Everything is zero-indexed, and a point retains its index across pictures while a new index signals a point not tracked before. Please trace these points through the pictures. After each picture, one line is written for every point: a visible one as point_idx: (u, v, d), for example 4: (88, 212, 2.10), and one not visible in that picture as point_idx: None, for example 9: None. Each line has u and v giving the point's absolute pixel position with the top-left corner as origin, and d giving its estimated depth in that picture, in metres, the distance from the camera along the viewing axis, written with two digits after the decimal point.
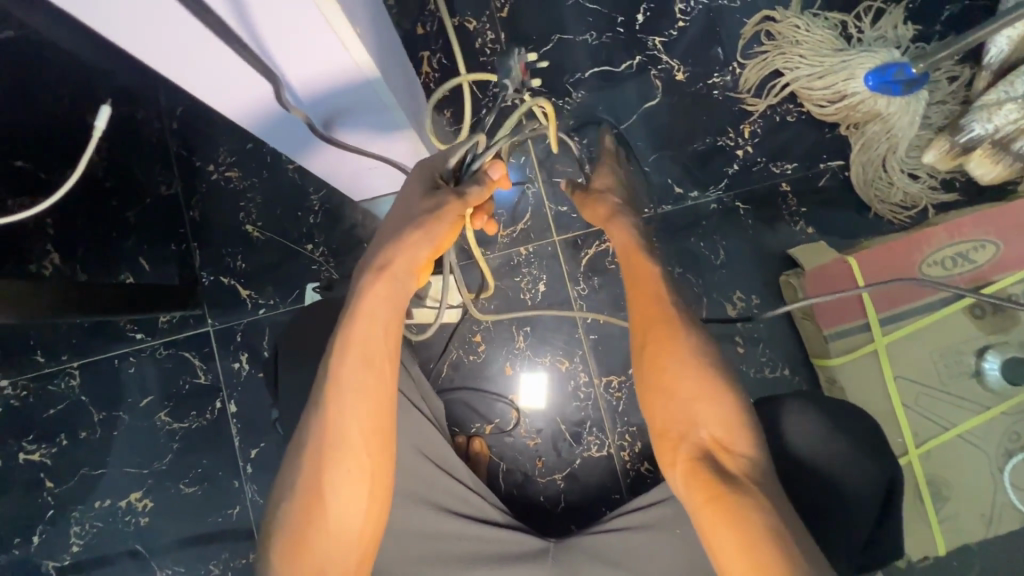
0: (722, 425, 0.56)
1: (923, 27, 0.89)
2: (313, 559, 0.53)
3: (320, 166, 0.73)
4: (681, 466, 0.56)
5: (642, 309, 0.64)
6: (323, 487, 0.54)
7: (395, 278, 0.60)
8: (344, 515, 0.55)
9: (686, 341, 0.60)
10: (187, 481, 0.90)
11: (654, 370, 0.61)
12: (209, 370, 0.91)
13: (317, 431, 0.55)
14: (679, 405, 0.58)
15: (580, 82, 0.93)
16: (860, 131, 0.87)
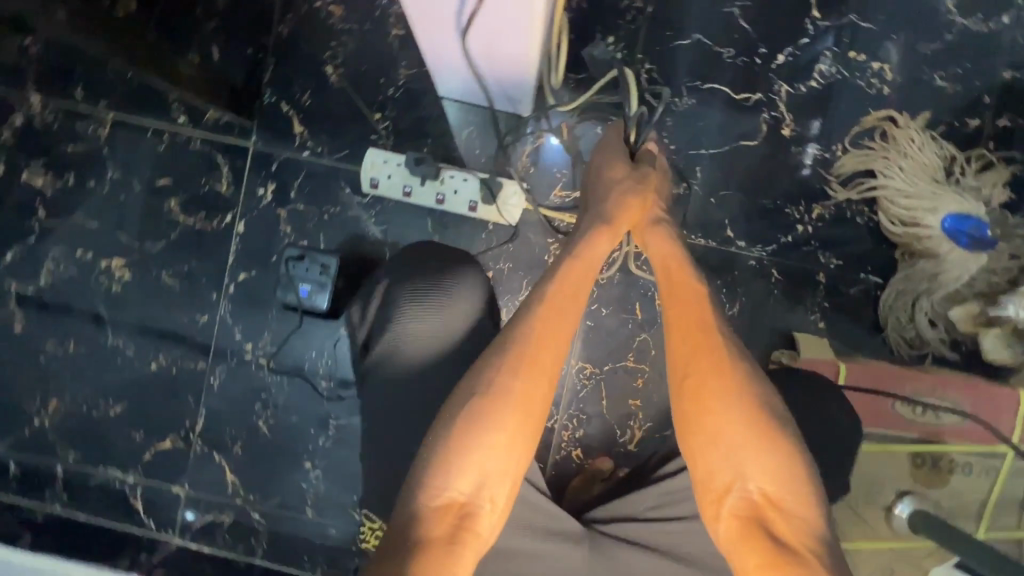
0: (768, 480, 0.57)
1: (1017, 198, 0.90)
2: (475, 454, 0.56)
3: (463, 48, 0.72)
4: (727, 518, 0.58)
5: (693, 361, 0.62)
6: (505, 396, 0.58)
7: (606, 242, 0.69)
8: (498, 424, 0.57)
9: (738, 391, 0.60)
10: (170, 272, 0.91)
11: (698, 428, 0.61)
12: (234, 183, 0.91)
13: (499, 349, 0.60)
14: (726, 456, 0.59)
15: (695, 89, 0.91)
16: (911, 261, 0.89)
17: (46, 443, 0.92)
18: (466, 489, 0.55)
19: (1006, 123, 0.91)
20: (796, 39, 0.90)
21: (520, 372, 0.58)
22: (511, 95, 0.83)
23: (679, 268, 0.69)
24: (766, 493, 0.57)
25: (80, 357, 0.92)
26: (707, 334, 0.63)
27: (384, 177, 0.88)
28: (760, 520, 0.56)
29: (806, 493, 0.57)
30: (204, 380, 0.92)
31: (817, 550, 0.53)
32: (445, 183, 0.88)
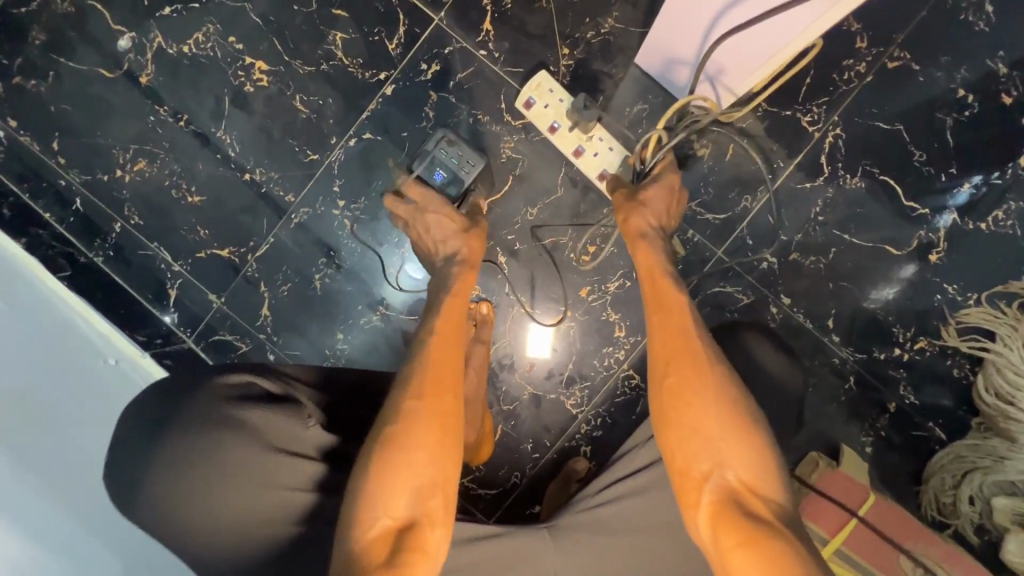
0: (749, 470, 0.57)
1: None
2: (404, 460, 0.55)
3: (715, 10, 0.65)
4: (706, 507, 0.57)
5: (669, 364, 0.64)
6: (417, 411, 0.58)
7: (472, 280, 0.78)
8: (422, 439, 0.57)
9: (714, 386, 0.61)
10: (304, 99, 0.90)
11: (674, 426, 0.61)
12: (402, 46, 0.89)
13: (404, 378, 0.62)
14: (703, 444, 0.59)
15: (870, 175, 0.88)
16: (985, 434, 0.87)
17: (117, 197, 0.92)
18: (404, 502, 0.54)
19: None
20: (990, 176, 0.87)
21: (426, 396, 0.60)
22: (722, 76, 0.77)
23: (662, 277, 0.71)
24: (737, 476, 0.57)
25: (184, 136, 0.91)
26: (687, 335, 0.65)
27: (541, 103, 0.86)
28: (740, 503, 0.55)
29: (776, 482, 0.57)
30: (285, 213, 0.91)
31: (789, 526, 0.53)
32: (590, 142, 0.86)
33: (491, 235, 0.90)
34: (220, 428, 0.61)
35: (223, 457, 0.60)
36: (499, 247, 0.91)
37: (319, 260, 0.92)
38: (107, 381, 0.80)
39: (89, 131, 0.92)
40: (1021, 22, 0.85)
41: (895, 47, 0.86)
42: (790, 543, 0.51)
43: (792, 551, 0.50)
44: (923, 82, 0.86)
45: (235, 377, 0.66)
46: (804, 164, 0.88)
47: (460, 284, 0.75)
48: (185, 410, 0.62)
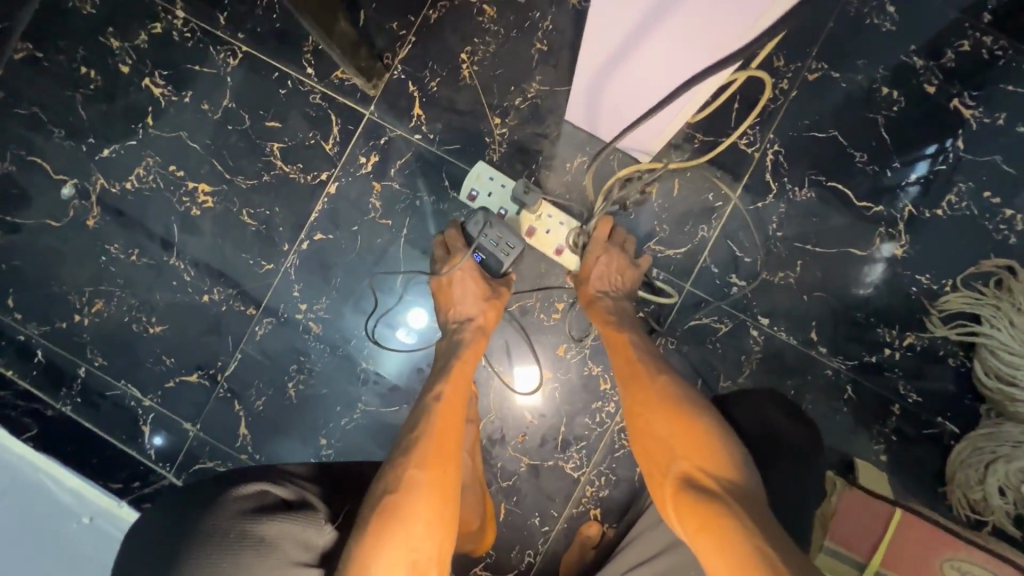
0: (695, 452, 0.61)
1: None
2: (404, 543, 0.57)
3: (630, 85, 0.67)
4: (668, 498, 0.61)
5: (631, 393, 0.71)
6: (414, 489, 0.61)
7: (485, 343, 0.81)
8: (420, 526, 0.59)
9: (661, 391, 0.69)
10: (251, 212, 0.90)
11: (639, 434, 0.68)
12: (339, 145, 0.90)
13: (405, 451, 0.66)
14: (659, 444, 0.65)
15: (818, 183, 0.88)
16: (997, 420, 0.84)
17: (78, 341, 0.91)
18: (399, 574, 0.56)
19: None
20: (933, 162, 0.88)
21: (429, 465, 0.64)
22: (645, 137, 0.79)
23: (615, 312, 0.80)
24: (695, 467, 0.60)
25: (138, 269, 0.91)
26: (636, 358, 0.74)
27: (484, 192, 0.87)
28: (693, 486, 0.59)
29: (730, 459, 0.60)
30: (248, 326, 0.90)
31: (738, 498, 0.55)
32: (540, 220, 0.86)
33: None
34: (245, 548, 0.53)
35: None
36: None
37: (291, 366, 0.90)
38: (75, 542, 0.76)
39: (42, 281, 0.92)
40: (925, 15, 0.87)
41: (812, 58, 0.89)
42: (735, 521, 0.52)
43: (741, 529, 0.51)
44: (846, 87, 0.88)
45: (252, 486, 0.57)
46: (751, 183, 0.89)
47: (468, 349, 0.79)
48: (207, 527, 0.53)
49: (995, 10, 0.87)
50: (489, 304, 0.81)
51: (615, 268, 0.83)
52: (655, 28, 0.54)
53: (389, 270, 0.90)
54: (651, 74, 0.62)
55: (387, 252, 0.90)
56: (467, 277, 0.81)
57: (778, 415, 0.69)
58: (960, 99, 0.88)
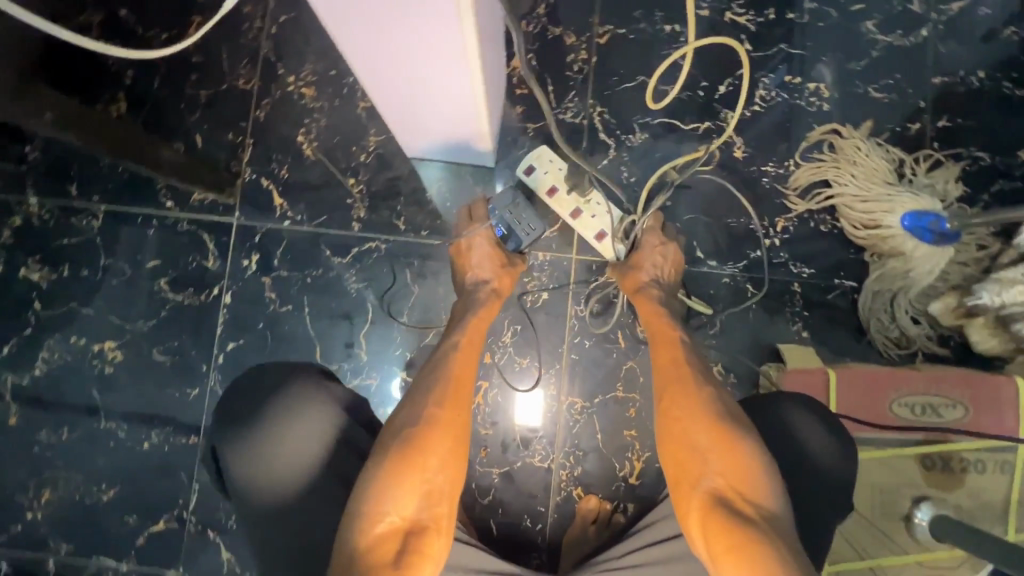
0: (734, 474, 0.63)
1: (971, 191, 0.94)
2: (418, 482, 0.62)
3: (423, 107, 0.73)
4: (695, 507, 0.63)
5: (673, 393, 0.73)
6: (431, 427, 0.67)
7: (499, 307, 0.85)
8: (433, 471, 0.64)
9: (702, 401, 0.71)
10: (161, 349, 0.94)
11: (670, 434, 0.70)
12: (220, 258, 0.95)
13: (432, 390, 0.72)
14: (693, 451, 0.67)
15: (647, 125, 0.97)
16: (881, 261, 0.91)
17: (38, 536, 0.91)
18: (414, 505, 0.61)
19: (946, 123, 0.95)
20: (734, 70, 0.97)
21: (447, 406, 0.70)
22: (474, 142, 0.85)
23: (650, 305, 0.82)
24: (731, 488, 0.62)
25: (74, 443, 0.92)
26: (677, 361, 0.76)
27: (541, 171, 0.93)
28: (727, 503, 0.61)
29: (768, 486, 0.62)
30: (196, 454, 0.92)
31: (774, 528, 0.58)
32: (589, 204, 0.92)
33: (383, 360, 0.93)
34: (307, 399, 0.71)
35: (304, 424, 0.69)
36: (394, 366, 0.93)
37: None
38: None
39: None
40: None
41: (597, 25, 0.98)
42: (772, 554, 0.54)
43: (777, 561, 0.54)
44: (635, 38, 0.98)
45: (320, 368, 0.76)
46: (591, 148, 0.97)
47: (484, 310, 0.83)
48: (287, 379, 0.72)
49: None
50: (505, 272, 0.86)
51: (676, 254, 0.88)
52: (382, 37, 0.57)
53: (306, 350, 0.93)
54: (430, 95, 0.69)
55: (299, 336, 0.94)
56: (486, 242, 0.86)
57: (818, 433, 0.70)
58: (732, 11, 0.98)
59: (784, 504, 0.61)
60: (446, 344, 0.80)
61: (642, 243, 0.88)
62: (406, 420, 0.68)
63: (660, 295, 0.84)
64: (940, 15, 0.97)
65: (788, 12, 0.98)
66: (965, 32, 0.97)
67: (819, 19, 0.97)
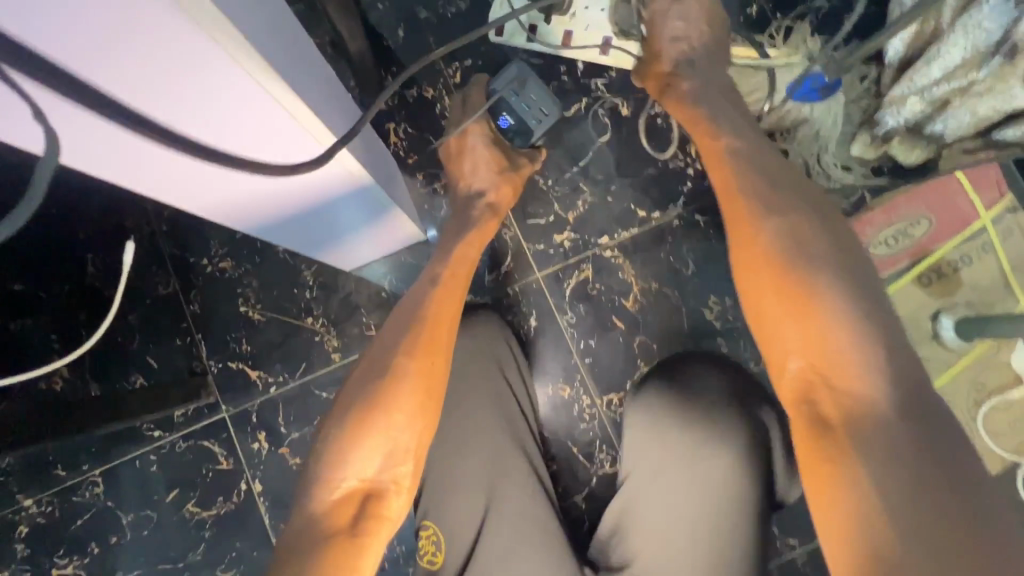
0: (824, 353, 0.56)
1: (830, 35, 1.00)
2: (374, 439, 0.65)
3: (328, 228, 0.71)
4: (785, 381, 0.59)
5: (737, 246, 0.67)
6: (397, 383, 0.68)
7: (495, 223, 0.89)
8: (393, 427, 0.66)
9: (771, 253, 0.63)
10: (225, 566, 0.92)
11: (744, 289, 0.65)
12: (230, 454, 0.94)
13: (400, 334, 0.73)
14: (777, 311, 0.61)
15: None
16: (792, 135, 0.97)
17: None
18: (376, 460, 0.65)
19: None
20: None
21: (414, 354, 0.70)
22: (395, 230, 0.84)
23: (714, 156, 0.75)
24: (819, 375, 0.57)
25: None
26: (736, 203, 0.69)
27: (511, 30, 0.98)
28: (814, 381, 0.57)
29: (869, 373, 0.54)
30: None
31: (869, 421, 0.53)
32: (575, 19, 0.95)
33: None
34: None
35: None
36: None
37: None
38: None
39: None
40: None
41: (444, 68, 1.00)
42: (886, 457, 0.50)
43: (862, 468, 0.51)
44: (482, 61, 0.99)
45: None
46: None
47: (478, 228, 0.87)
48: None
49: None
50: (504, 177, 0.90)
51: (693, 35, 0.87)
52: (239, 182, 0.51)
53: None
54: (327, 215, 0.66)
55: None
56: (480, 148, 0.89)
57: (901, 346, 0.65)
58: None
59: (887, 385, 0.54)
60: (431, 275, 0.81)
61: (663, 48, 0.87)
62: (373, 375, 0.70)
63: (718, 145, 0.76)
64: None
65: None
66: None
67: None
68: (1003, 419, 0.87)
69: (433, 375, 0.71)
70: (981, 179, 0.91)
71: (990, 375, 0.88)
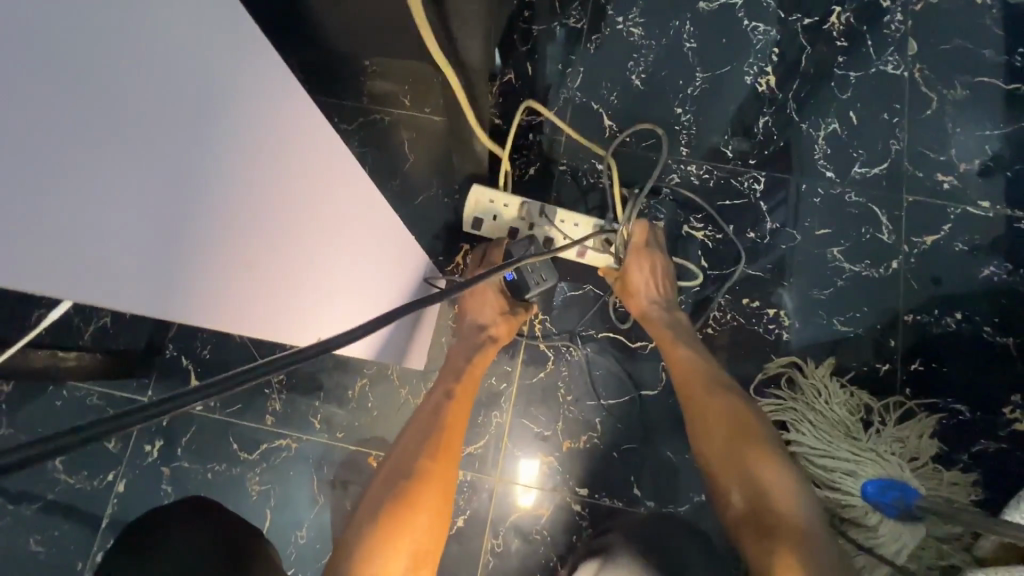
0: (772, 482, 0.63)
1: (949, 449, 0.84)
2: (405, 539, 0.60)
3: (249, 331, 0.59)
4: (733, 508, 0.64)
5: (693, 384, 0.74)
6: (422, 480, 0.64)
7: (493, 355, 0.81)
8: (419, 529, 0.61)
9: (720, 398, 0.72)
10: (40, 538, 0.86)
11: (700, 423, 0.71)
12: (123, 440, 0.89)
13: (419, 440, 0.68)
14: (727, 451, 0.67)
15: (590, 339, 0.89)
16: (842, 529, 0.78)
17: None
18: (404, 565, 0.59)
19: (920, 367, 0.87)
20: (687, 287, 0.92)
21: (440, 459, 0.67)
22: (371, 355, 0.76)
23: (667, 335, 0.80)
24: (754, 507, 0.62)
25: None
26: (693, 358, 0.77)
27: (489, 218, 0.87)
28: (756, 507, 0.62)
29: (795, 489, 0.63)
30: None
31: (809, 532, 0.60)
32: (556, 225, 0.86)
33: None
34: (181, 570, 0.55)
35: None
36: None
37: None
38: None
39: None
40: (578, 146, 0.97)
41: None
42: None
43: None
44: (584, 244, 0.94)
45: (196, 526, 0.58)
46: (528, 355, 0.89)
47: (477, 359, 0.79)
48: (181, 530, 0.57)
49: (690, 144, 0.97)
50: (507, 320, 0.82)
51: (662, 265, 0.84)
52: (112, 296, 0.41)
53: None
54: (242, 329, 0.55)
55: None
56: (491, 290, 0.81)
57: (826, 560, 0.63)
58: (689, 224, 0.95)
59: (817, 513, 0.62)
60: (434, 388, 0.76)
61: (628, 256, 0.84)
62: (398, 474, 0.65)
63: (667, 310, 0.83)
64: (911, 246, 0.92)
65: (748, 230, 0.93)
66: (938, 267, 0.91)
67: (780, 241, 0.93)
68: None
69: (451, 461, 0.68)
70: None
71: None
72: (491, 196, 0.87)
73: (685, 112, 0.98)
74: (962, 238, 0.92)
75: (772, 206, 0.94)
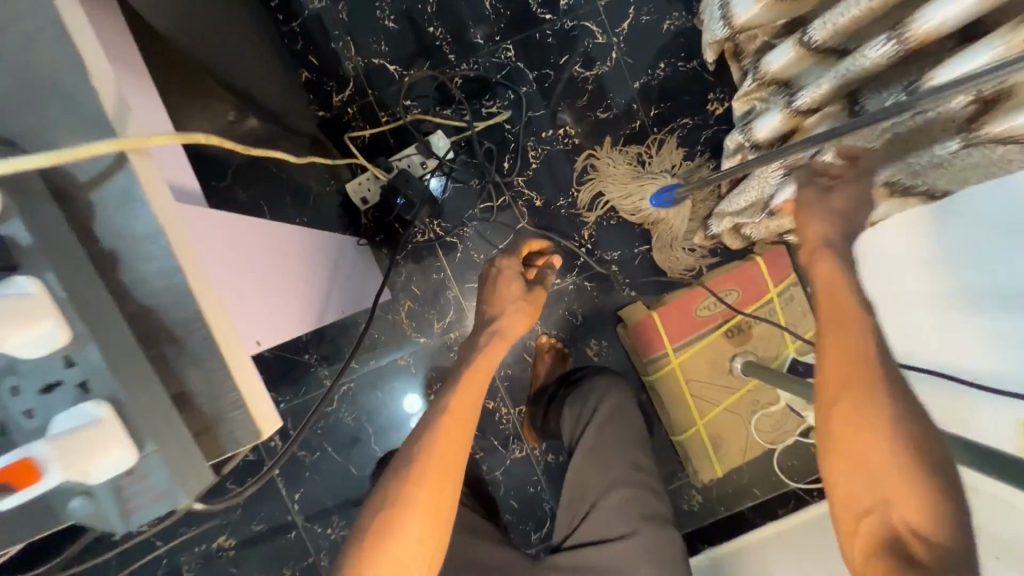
0: (909, 507, 0.57)
1: (689, 147, 1.35)
2: (382, 560, 0.70)
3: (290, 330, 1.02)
4: (859, 539, 0.60)
5: (848, 376, 0.64)
6: (404, 508, 0.72)
7: (502, 347, 0.90)
8: (400, 547, 0.71)
9: (884, 405, 0.61)
10: (256, 520, 1.36)
11: (841, 423, 0.63)
12: (255, 449, 1.33)
13: (400, 470, 0.74)
14: (862, 474, 0.61)
15: (472, 216, 1.33)
16: (655, 227, 1.34)
17: None
18: None
19: (656, 110, 1.35)
20: (506, 147, 1.33)
21: (421, 486, 0.73)
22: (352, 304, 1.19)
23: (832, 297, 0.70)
24: (893, 541, 0.57)
25: None
26: (850, 332, 0.66)
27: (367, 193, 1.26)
28: (891, 534, 0.58)
29: (942, 513, 0.56)
30: (316, 566, 1.37)
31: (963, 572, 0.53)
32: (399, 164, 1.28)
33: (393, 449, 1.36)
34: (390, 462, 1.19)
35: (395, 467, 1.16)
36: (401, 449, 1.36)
37: None
38: None
39: None
40: (381, 97, 1.29)
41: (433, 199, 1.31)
42: (960, 560, 0.53)
43: None
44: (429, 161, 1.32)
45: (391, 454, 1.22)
46: (445, 249, 1.34)
47: (483, 359, 0.88)
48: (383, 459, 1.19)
49: (453, 49, 1.30)
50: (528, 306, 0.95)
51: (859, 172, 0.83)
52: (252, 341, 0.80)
53: (343, 471, 1.36)
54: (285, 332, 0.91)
55: (336, 466, 1.36)
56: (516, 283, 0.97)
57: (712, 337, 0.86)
58: (484, 105, 1.32)
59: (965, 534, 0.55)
60: (429, 417, 0.80)
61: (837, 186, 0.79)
62: (384, 501, 0.73)
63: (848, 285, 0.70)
64: (618, 37, 1.33)
65: (521, 86, 1.32)
66: (638, 40, 1.33)
67: (543, 81, 1.32)
68: (768, 422, 1.35)
69: (442, 487, 0.74)
70: (775, 265, 1.31)
71: (762, 394, 1.34)
72: (358, 181, 1.26)
73: (436, 28, 1.29)
74: (644, 12, 1.33)
75: (526, 61, 1.32)
